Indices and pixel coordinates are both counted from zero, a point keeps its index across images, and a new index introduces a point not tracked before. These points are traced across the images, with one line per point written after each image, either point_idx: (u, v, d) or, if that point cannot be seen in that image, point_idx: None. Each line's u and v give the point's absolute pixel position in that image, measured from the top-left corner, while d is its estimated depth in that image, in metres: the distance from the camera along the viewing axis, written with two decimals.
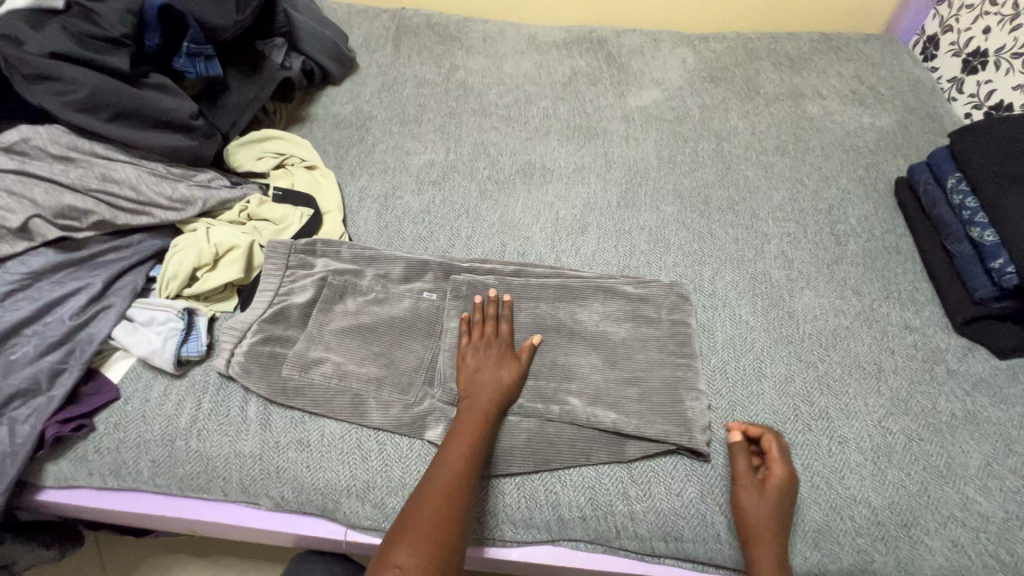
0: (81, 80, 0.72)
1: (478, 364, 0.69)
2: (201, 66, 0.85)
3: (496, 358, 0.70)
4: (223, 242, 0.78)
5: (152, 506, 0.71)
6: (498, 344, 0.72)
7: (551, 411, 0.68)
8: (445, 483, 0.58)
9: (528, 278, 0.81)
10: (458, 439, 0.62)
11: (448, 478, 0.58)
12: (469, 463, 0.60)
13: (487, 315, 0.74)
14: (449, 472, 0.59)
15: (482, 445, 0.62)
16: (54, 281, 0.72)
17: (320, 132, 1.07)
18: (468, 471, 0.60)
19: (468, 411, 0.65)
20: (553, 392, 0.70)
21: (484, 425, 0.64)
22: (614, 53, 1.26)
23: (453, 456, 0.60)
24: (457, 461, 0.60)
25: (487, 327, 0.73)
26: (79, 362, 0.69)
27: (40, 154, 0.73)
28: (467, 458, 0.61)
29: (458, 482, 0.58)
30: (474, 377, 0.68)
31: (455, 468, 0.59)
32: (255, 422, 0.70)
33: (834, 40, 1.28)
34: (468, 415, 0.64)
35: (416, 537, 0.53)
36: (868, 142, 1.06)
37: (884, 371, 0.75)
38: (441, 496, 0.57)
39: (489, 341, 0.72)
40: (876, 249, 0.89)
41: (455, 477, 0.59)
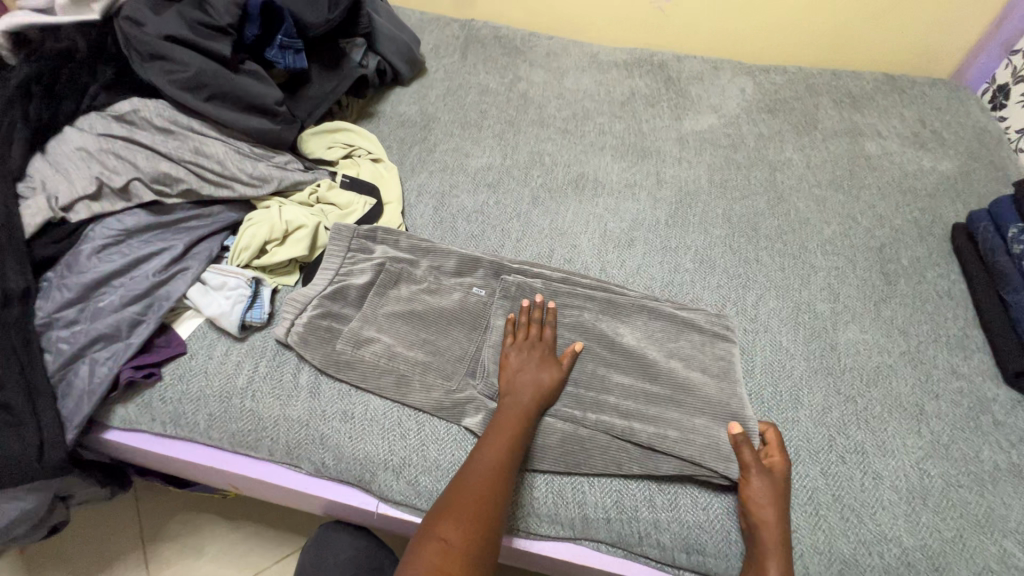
0: (188, 61, 0.79)
1: (520, 364, 0.72)
2: (290, 58, 0.91)
3: (539, 360, 0.73)
4: (294, 220, 0.84)
5: (203, 457, 0.76)
6: (542, 347, 0.74)
7: (588, 418, 0.70)
8: (486, 472, 0.61)
9: (575, 286, 0.83)
10: (499, 432, 0.65)
11: (489, 467, 0.62)
12: (509, 455, 0.63)
13: (531, 319, 0.77)
14: (488, 464, 0.62)
15: (520, 442, 0.65)
16: (143, 240, 0.78)
17: (386, 129, 1.13)
18: (506, 466, 0.62)
19: (510, 407, 0.68)
20: (591, 399, 0.72)
21: (524, 424, 0.66)
22: (673, 77, 1.29)
23: (492, 450, 0.63)
24: (497, 456, 0.63)
25: (532, 330, 0.76)
26: (155, 316, 0.75)
27: (145, 125, 0.80)
28: (506, 454, 0.63)
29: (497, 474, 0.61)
30: (516, 376, 0.71)
31: (494, 461, 0.62)
32: (306, 389, 0.75)
33: (898, 81, 1.28)
34: (511, 412, 0.67)
35: (455, 518, 0.57)
36: (927, 185, 1.05)
37: (927, 414, 0.74)
38: (479, 488, 0.60)
39: (532, 342, 0.74)
40: (927, 292, 0.88)
41: (494, 470, 0.62)
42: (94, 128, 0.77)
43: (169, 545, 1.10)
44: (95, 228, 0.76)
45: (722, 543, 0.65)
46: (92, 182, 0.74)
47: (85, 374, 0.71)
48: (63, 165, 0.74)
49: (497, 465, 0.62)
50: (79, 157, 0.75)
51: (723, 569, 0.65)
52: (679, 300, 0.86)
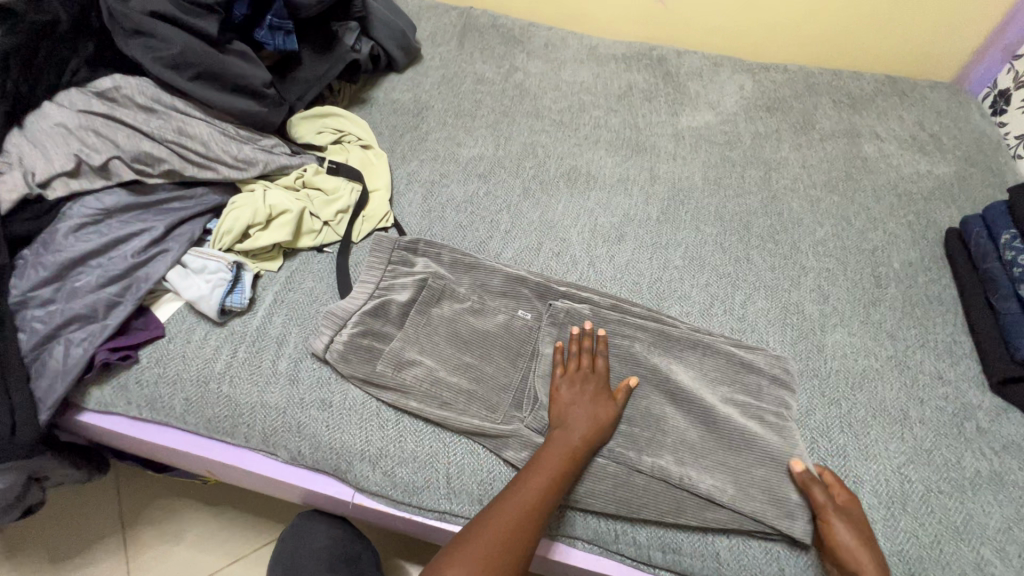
0: (173, 39, 0.77)
1: (570, 399, 0.68)
2: (280, 40, 0.91)
3: (590, 395, 0.69)
4: (278, 204, 0.83)
5: (178, 442, 0.75)
6: (595, 380, 0.70)
7: (643, 462, 0.66)
8: (518, 511, 0.59)
9: (627, 315, 0.79)
10: (539, 469, 0.62)
11: (522, 508, 0.59)
12: (546, 497, 0.60)
13: (583, 348, 0.73)
14: (521, 506, 0.59)
15: (561, 486, 0.62)
16: (123, 220, 0.77)
17: (379, 115, 1.12)
18: (540, 509, 0.60)
19: (558, 444, 0.64)
20: (648, 440, 0.68)
21: (568, 465, 0.63)
22: (672, 72, 1.27)
23: (529, 491, 0.60)
24: (533, 498, 0.60)
25: (586, 359, 0.72)
26: (133, 297, 0.73)
27: (128, 103, 0.78)
28: (543, 496, 0.60)
29: (531, 515, 0.59)
30: (566, 411, 0.67)
31: (529, 502, 0.60)
32: (284, 376, 0.74)
33: (899, 83, 1.26)
34: (557, 449, 0.64)
35: (474, 557, 0.56)
36: (923, 189, 1.04)
37: (910, 419, 0.73)
38: (507, 531, 0.58)
39: (586, 374, 0.70)
40: (917, 296, 0.87)
41: (526, 513, 0.59)
42: (74, 104, 0.75)
43: (148, 529, 1.10)
44: (74, 207, 0.74)
45: (698, 544, 0.65)
46: (70, 159, 0.72)
47: (60, 355, 0.70)
48: (41, 141, 0.73)
49: (530, 509, 0.59)
50: (58, 134, 0.73)
51: (697, 568, 0.65)
52: (667, 297, 0.85)
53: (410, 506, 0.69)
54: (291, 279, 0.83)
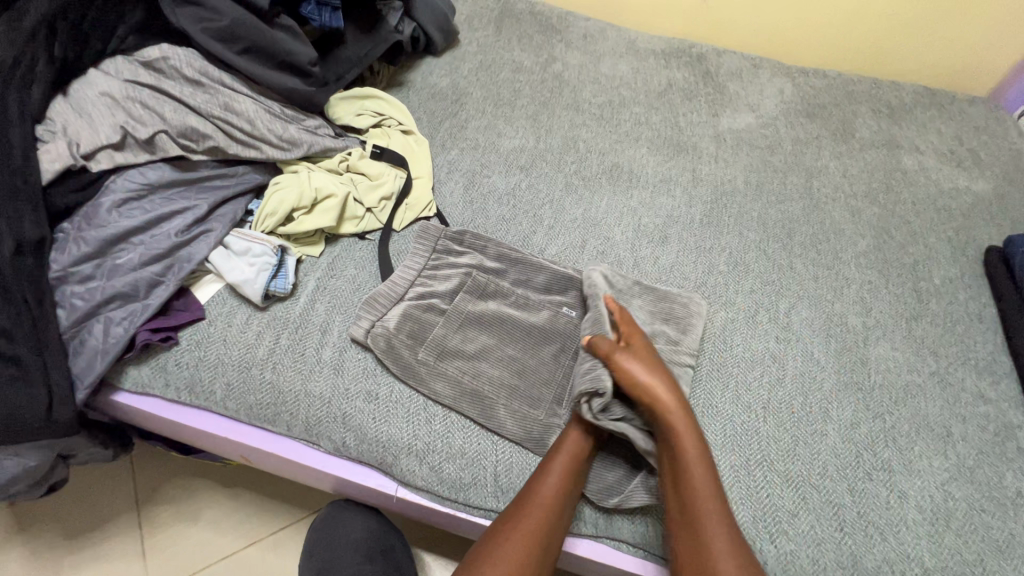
0: (224, 11, 0.75)
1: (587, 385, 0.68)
2: (327, 15, 0.88)
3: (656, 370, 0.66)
4: (323, 188, 0.81)
5: (215, 427, 0.74)
6: (644, 359, 0.66)
7: None
8: (527, 524, 0.60)
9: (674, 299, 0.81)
10: (540, 475, 0.63)
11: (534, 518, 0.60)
12: (551, 502, 0.61)
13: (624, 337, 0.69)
14: (538, 508, 0.61)
15: (568, 482, 0.62)
16: (166, 196, 0.74)
17: (417, 100, 1.09)
18: (562, 501, 0.62)
19: (571, 438, 0.65)
20: None
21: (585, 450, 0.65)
22: (712, 72, 1.25)
23: (539, 493, 0.62)
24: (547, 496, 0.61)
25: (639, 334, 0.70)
26: (175, 278, 0.71)
27: (174, 74, 0.75)
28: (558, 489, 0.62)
29: (533, 532, 0.60)
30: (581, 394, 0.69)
31: (539, 505, 0.61)
32: (329, 365, 0.72)
33: (937, 95, 1.26)
34: (572, 440, 0.65)
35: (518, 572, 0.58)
36: (962, 205, 1.04)
37: (953, 436, 0.74)
38: (528, 536, 0.60)
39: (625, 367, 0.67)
40: (958, 314, 0.87)
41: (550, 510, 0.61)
42: (121, 74, 0.73)
43: (164, 509, 1.09)
44: (116, 180, 0.71)
45: None
46: (115, 131, 0.69)
47: (99, 333, 0.68)
48: (86, 110, 0.70)
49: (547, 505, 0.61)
50: (102, 103, 0.70)
51: None
52: (712, 302, 0.85)
53: (455, 502, 0.68)
54: (334, 266, 0.81)
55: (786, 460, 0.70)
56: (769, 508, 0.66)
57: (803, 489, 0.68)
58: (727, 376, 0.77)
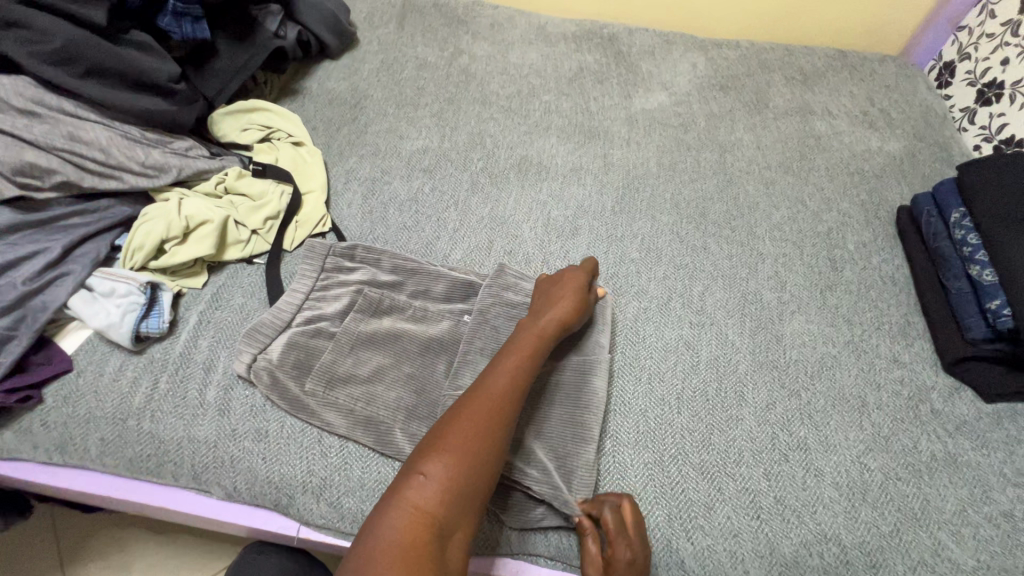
0: (52, 31, 0.68)
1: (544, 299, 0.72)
2: (188, 27, 0.82)
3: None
4: (195, 215, 0.75)
5: (98, 485, 0.68)
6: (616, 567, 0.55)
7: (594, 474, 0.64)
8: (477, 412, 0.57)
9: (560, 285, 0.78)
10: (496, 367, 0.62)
11: (483, 400, 0.58)
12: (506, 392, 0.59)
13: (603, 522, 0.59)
14: (468, 426, 0.55)
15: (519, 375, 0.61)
16: (10, 242, 0.67)
17: (312, 108, 1.03)
18: (506, 414, 0.57)
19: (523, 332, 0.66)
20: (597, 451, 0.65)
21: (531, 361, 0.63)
22: (624, 52, 1.22)
23: (497, 386, 0.59)
24: (482, 415, 0.56)
25: (630, 534, 0.57)
26: (29, 331, 0.65)
27: (3, 107, 0.68)
28: (499, 403, 0.58)
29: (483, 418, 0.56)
30: (547, 300, 0.71)
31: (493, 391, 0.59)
32: (214, 407, 0.67)
33: (848, 57, 1.25)
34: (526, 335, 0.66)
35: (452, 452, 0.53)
36: (874, 166, 1.03)
37: (868, 405, 0.73)
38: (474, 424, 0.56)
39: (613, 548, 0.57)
40: (871, 278, 0.86)
41: (481, 429, 0.55)
42: None
43: (88, 568, 1.02)
44: None
45: (663, 553, 0.62)
46: None
47: None
48: None
49: (481, 422, 0.56)
50: None
51: None
52: (624, 292, 0.82)
53: None
54: (218, 296, 0.76)
55: (699, 451, 0.68)
56: (684, 504, 0.64)
57: (718, 480, 0.66)
58: (640, 370, 0.74)
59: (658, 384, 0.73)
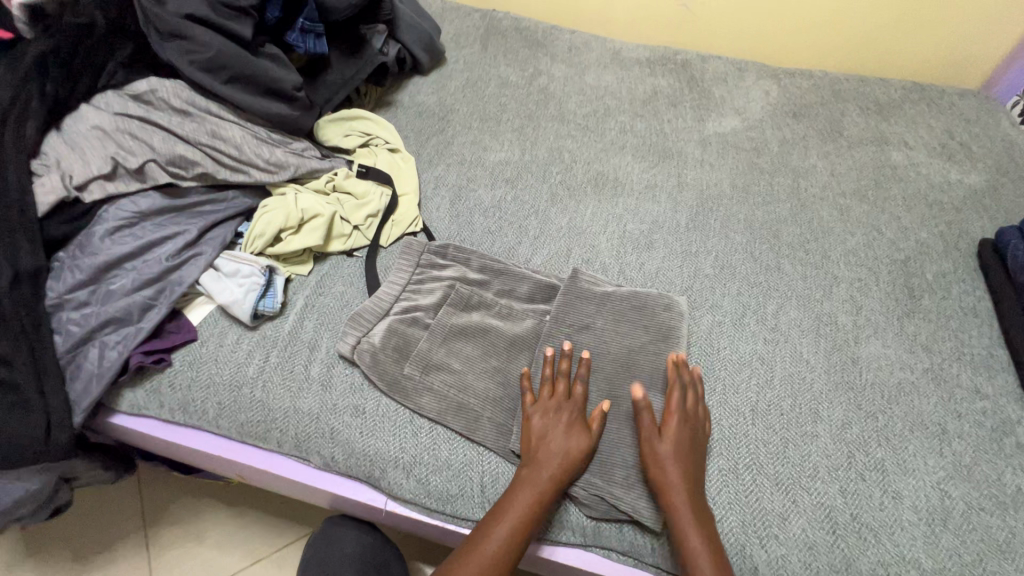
0: (208, 43, 0.77)
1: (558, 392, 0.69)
2: (311, 42, 0.91)
3: (684, 423, 0.66)
4: (310, 208, 0.83)
5: (209, 446, 0.75)
6: (673, 436, 0.65)
7: None
8: (531, 487, 0.62)
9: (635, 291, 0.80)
10: (547, 444, 0.65)
11: (536, 479, 0.63)
12: (556, 467, 0.64)
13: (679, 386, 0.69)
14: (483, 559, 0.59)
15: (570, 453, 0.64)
16: (156, 223, 0.77)
17: (404, 118, 1.11)
18: (557, 487, 0.63)
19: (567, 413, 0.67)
20: None
21: (544, 493, 0.62)
22: (697, 77, 1.26)
23: (547, 464, 0.63)
24: (533, 494, 0.62)
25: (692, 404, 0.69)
26: (167, 301, 0.74)
27: (163, 106, 0.79)
28: (535, 502, 0.62)
29: (538, 494, 0.62)
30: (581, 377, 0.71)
31: (546, 471, 0.63)
32: (318, 382, 0.73)
33: (926, 90, 1.25)
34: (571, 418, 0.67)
35: (511, 523, 0.60)
36: (954, 198, 1.03)
37: (948, 433, 0.72)
38: (529, 495, 0.62)
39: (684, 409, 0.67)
40: (951, 308, 0.86)
41: (535, 504, 0.62)
42: (112, 106, 0.77)
43: (168, 529, 1.10)
44: (109, 210, 0.75)
45: (736, 558, 0.63)
46: (106, 163, 0.73)
47: (95, 357, 0.70)
48: (78, 143, 0.74)
49: (499, 556, 0.59)
50: (93, 137, 0.74)
51: None
52: (698, 305, 0.84)
53: (443, 514, 0.68)
54: (322, 283, 0.83)
55: (774, 462, 0.69)
56: (759, 512, 0.65)
57: (793, 492, 0.67)
58: (715, 381, 0.76)
59: (732, 395, 0.75)
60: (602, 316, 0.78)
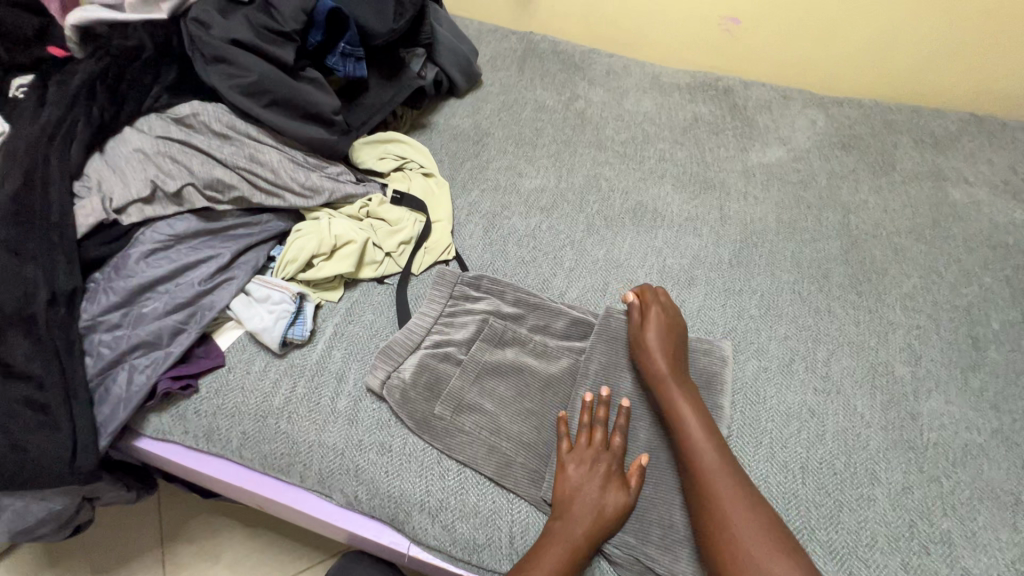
0: (249, 66, 0.78)
1: (595, 439, 0.66)
2: (351, 66, 0.89)
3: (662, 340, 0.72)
4: (343, 235, 0.81)
5: (231, 475, 0.74)
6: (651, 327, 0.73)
7: None
8: (564, 541, 0.58)
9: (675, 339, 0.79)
10: (583, 496, 0.61)
11: (569, 533, 0.59)
12: (592, 522, 0.60)
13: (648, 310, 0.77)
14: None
15: (606, 508, 0.61)
16: (191, 246, 0.77)
17: (439, 142, 1.10)
18: (592, 543, 0.59)
19: (604, 464, 0.64)
20: None
21: (577, 549, 0.58)
22: (739, 105, 1.22)
23: (583, 518, 0.60)
24: (566, 549, 0.58)
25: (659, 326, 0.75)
26: (197, 326, 0.73)
27: (204, 129, 0.79)
28: (568, 557, 0.58)
29: (572, 549, 0.58)
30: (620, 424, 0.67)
31: (582, 525, 0.59)
32: (344, 416, 0.71)
33: (986, 122, 1.18)
34: (607, 471, 0.63)
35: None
36: (1020, 241, 0.96)
37: (1023, 505, 0.66)
38: (563, 549, 0.58)
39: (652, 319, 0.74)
40: (1022, 362, 0.79)
41: (568, 559, 0.58)
42: (154, 129, 0.77)
43: (184, 549, 1.09)
44: (146, 232, 0.75)
45: None
46: (146, 185, 0.73)
47: (123, 381, 0.69)
48: (120, 166, 0.74)
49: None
50: (135, 159, 0.74)
51: None
52: (743, 349, 0.80)
53: (468, 564, 0.65)
54: (351, 311, 0.81)
55: (827, 528, 0.64)
56: None
57: (850, 564, 0.61)
58: (761, 433, 0.71)
59: (780, 450, 0.70)
60: None
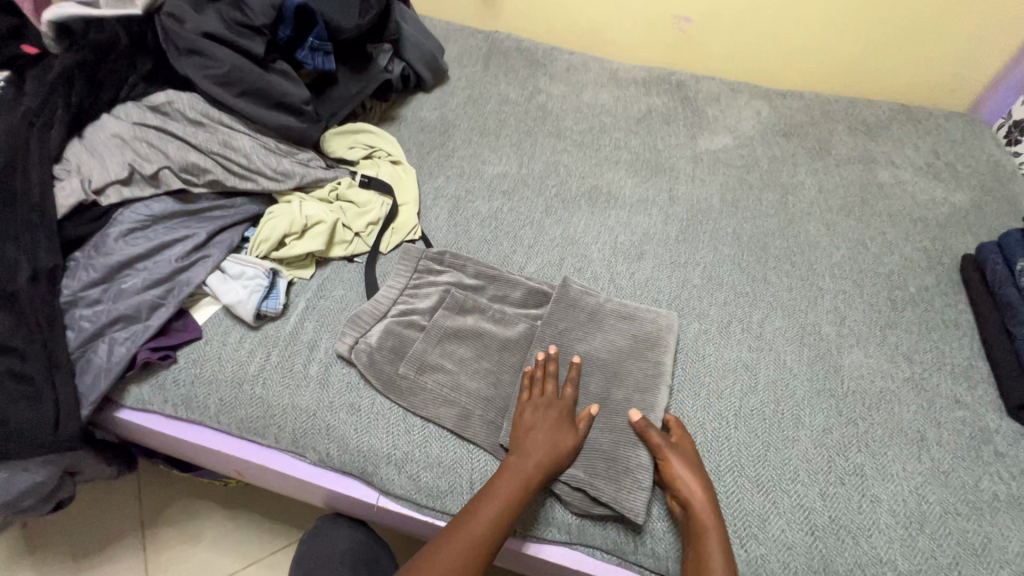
0: (222, 58, 0.83)
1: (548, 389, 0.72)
2: (319, 59, 0.95)
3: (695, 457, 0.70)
4: (313, 215, 0.87)
5: (209, 441, 0.78)
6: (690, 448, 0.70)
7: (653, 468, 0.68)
8: (518, 471, 0.64)
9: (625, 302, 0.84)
10: (538, 435, 0.67)
11: (523, 465, 0.65)
12: (545, 458, 0.65)
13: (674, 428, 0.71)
14: (470, 537, 0.60)
15: (558, 446, 0.67)
16: (169, 226, 0.82)
17: (407, 133, 1.16)
18: (544, 475, 0.65)
19: (555, 409, 0.70)
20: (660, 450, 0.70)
21: (530, 478, 0.64)
22: (690, 97, 1.31)
23: (537, 453, 0.66)
24: (520, 478, 0.64)
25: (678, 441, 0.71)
26: (174, 300, 0.77)
27: (179, 117, 0.84)
28: (521, 486, 0.64)
29: (525, 479, 0.64)
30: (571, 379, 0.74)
31: (536, 459, 0.65)
32: (316, 380, 0.76)
33: (914, 111, 1.29)
34: (558, 415, 0.70)
35: (498, 501, 0.62)
36: (938, 216, 1.06)
37: (927, 441, 0.74)
38: (518, 479, 0.64)
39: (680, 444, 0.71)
40: (934, 321, 0.88)
41: (522, 488, 0.63)
42: (131, 117, 0.82)
43: (165, 530, 1.12)
44: (124, 213, 0.79)
45: None
46: (124, 168, 0.78)
47: (104, 352, 0.73)
48: (99, 151, 0.79)
49: (483, 533, 0.61)
50: (114, 144, 0.79)
51: None
52: (686, 314, 0.87)
53: (433, 510, 0.71)
54: (323, 286, 0.87)
55: (755, 465, 0.71)
56: (742, 511, 0.67)
57: (776, 495, 0.69)
58: (699, 386, 0.79)
59: (717, 400, 0.77)
60: (591, 323, 0.81)
